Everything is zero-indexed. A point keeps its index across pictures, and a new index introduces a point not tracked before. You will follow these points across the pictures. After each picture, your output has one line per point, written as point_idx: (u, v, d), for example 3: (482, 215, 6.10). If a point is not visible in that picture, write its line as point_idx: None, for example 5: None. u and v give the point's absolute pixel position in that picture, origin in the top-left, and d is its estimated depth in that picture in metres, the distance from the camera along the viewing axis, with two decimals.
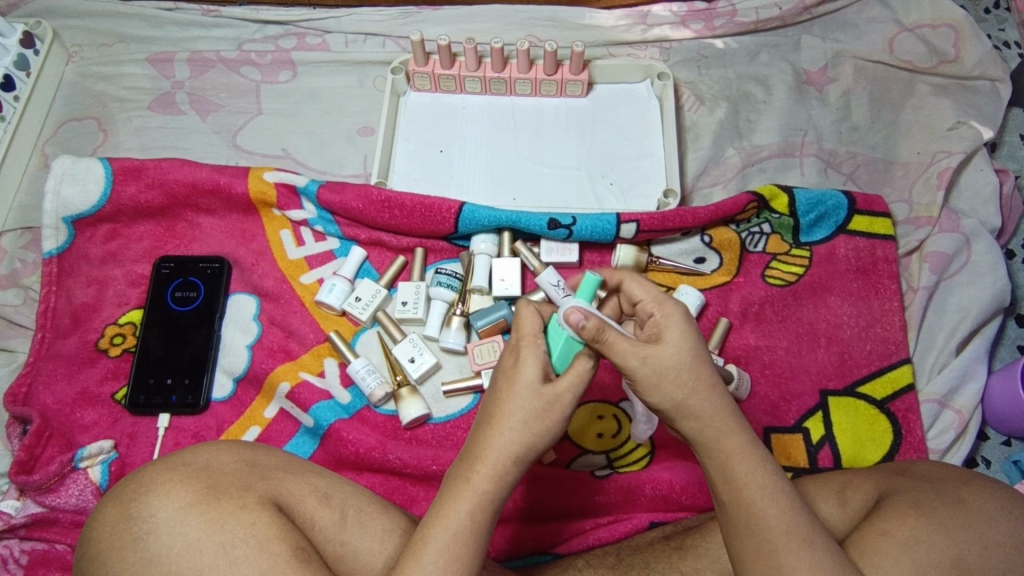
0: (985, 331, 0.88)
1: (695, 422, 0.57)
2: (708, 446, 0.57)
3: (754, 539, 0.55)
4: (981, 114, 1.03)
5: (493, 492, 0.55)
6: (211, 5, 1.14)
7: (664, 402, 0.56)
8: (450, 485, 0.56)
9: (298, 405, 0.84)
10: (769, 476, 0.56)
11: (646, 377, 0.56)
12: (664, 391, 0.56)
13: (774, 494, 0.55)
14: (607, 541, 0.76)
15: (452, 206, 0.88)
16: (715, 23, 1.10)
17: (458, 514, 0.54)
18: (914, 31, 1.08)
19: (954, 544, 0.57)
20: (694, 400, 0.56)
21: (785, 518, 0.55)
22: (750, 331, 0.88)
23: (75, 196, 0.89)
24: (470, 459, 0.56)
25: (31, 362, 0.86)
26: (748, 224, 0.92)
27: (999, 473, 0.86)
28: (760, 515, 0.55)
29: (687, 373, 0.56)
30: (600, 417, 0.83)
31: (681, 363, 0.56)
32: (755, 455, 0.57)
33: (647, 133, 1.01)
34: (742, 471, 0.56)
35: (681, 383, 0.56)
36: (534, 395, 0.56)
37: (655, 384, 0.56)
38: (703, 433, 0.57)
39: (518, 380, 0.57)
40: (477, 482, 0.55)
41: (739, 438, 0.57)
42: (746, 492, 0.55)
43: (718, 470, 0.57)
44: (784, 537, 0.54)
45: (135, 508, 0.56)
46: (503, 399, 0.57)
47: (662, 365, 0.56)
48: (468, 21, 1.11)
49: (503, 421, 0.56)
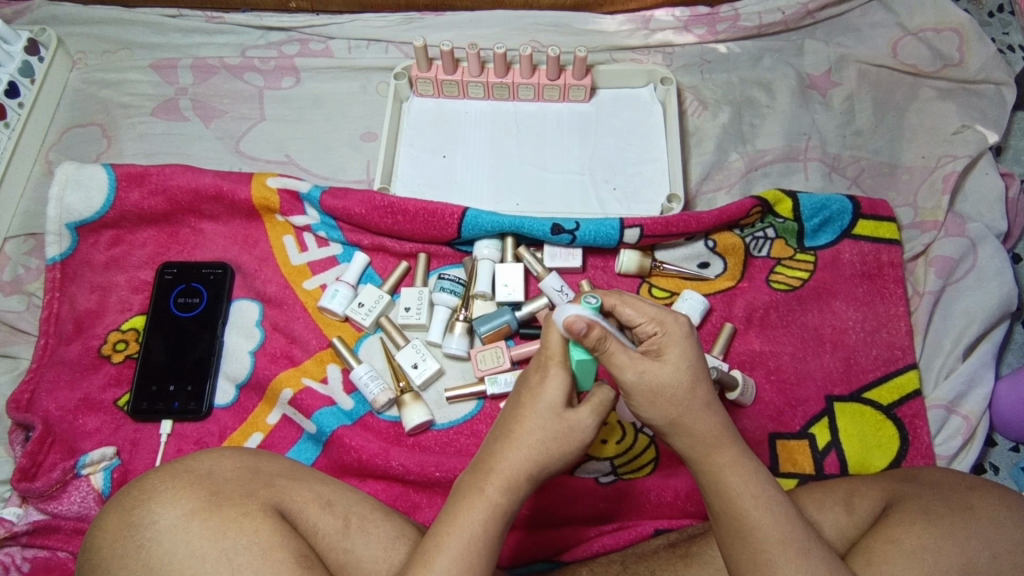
0: (993, 335, 0.87)
1: (688, 436, 0.57)
2: (701, 459, 0.57)
3: (748, 548, 0.55)
4: (986, 117, 1.02)
5: (505, 505, 0.55)
6: (214, 11, 1.14)
7: (657, 418, 0.57)
8: (461, 496, 0.56)
9: (301, 411, 0.83)
10: (761, 485, 0.56)
11: (642, 395, 0.56)
12: (659, 409, 0.56)
13: (767, 502, 0.55)
14: (612, 548, 0.75)
15: (455, 211, 0.88)
16: (718, 28, 1.10)
17: (470, 524, 0.54)
18: (918, 35, 1.08)
19: (962, 553, 0.57)
20: (690, 418, 0.56)
21: (778, 527, 0.55)
22: (754, 337, 0.87)
23: (79, 203, 0.90)
24: (483, 471, 0.56)
25: (34, 368, 0.86)
26: (752, 228, 0.92)
27: (1007, 480, 0.85)
28: (753, 525, 0.55)
29: (684, 392, 0.56)
30: (604, 423, 0.82)
31: (678, 383, 0.56)
32: (747, 467, 0.57)
33: (650, 139, 1.01)
34: (734, 482, 0.56)
35: (676, 402, 0.56)
36: (557, 414, 0.57)
37: (649, 402, 0.56)
38: (695, 448, 0.57)
39: (541, 396, 0.57)
40: (490, 493, 0.55)
41: (730, 449, 0.57)
42: (739, 503, 0.55)
43: (710, 481, 0.57)
44: (779, 548, 0.54)
45: (138, 516, 0.55)
46: (524, 414, 0.57)
47: (657, 384, 0.55)
48: (471, 26, 1.11)
49: (522, 437, 0.56)
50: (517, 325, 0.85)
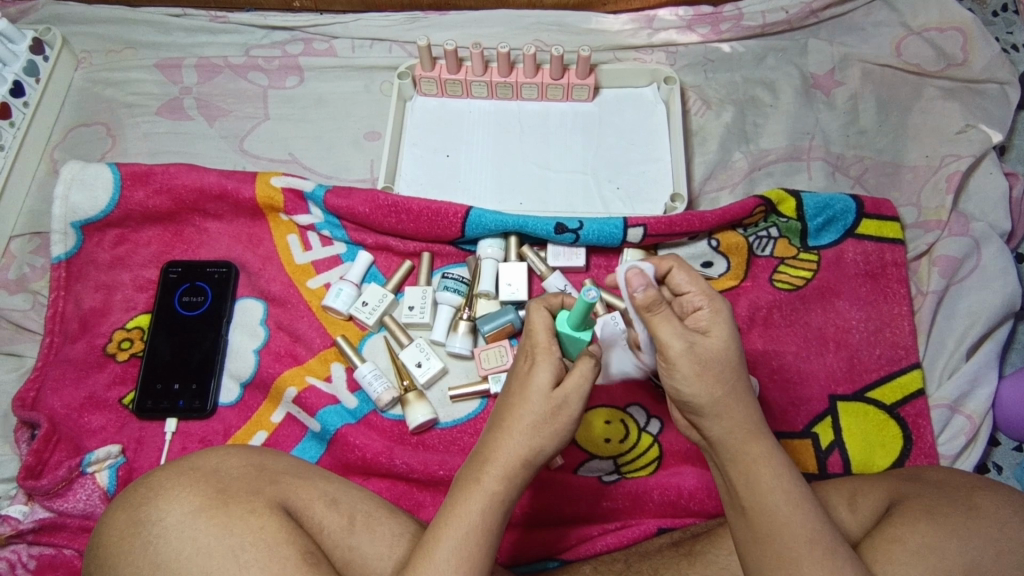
0: (996, 335, 0.87)
1: (725, 422, 0.56)
2: (734, 450, 0.56)
3: (774, 545, 0.54)
4: (989, 117, 1.02)
5: (503, 494, 0.55)
6: (218, 11, 1.14)
7: (700, 394, 0.56)
8: (460, 486, 0.56)
9: (305, 409, 0.84)
10: (792, 482, 0.55)
11: (690, 366, 0.55)
12: (705, 385, 0.55)
13: (797, 500, 0.55)
14: (615, 547, 0.75)
15: (459, 210, 0.88)
16: (721, 27, 1.10)
17: (470, 513, 0.54)
18: (922, 35, 1.08)
19: (966, 551, 0.57)
20: (729, 400, 0.56)
21: (808, 525, 0.54)
22: (758, 336, 0.86)
23: (84, 202, 0.90)
24: (480, 460, 0.56)
25: (40, 367, 0.86)
26: (755, 228, 0.92)
27: (1010, 479, 0.85)
28: (783, 522, 0.54)
29: (728, 369, 0.56)
30: (607, 422, 0.82)
31: (725, 358, 0.56)
32: (778, 462, 0.56)
33: (654, 138, 1.01)
34: (765, 477, 0.55)
35: (722, 379, 0.56)
36: (544, 399, 0.57)
37: (696, 376, 0.55)
38: (730, 437, 0.56)
39: (529, 383, 0.58)
40: (488, 482, 0.55)
41: (763, 443, 0.56)
42: (769, 498, 0.55)
43: (740, 474, 0.56)
44: (807, 546, 0.53)
45: (145, 513, 0.56)
46: (514, 403, 0.58)
47: (706, 358, 0.55)
48: (474, 26, 1.11)
49: (514, 425, 0.57)
50: (520, 324, 0.85)
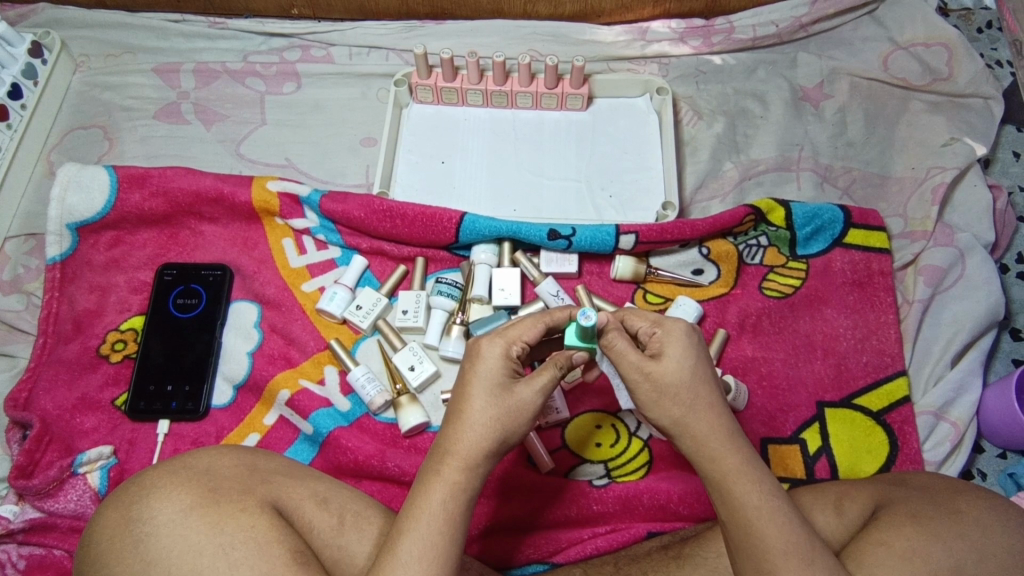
0: (980, 343, 0.89)
1: (690, 440, 0.57)
2: (704, 467, 0.57)
3: (753, 558, 0.55)
4: (974, 130, 1.04)
5: (464, 484, 0.56)
6: (217, 17, 1.16)
7: (663, 419, 0.58)
8: (422, 481, 0.57)
9: (298, 412, 0.84)
10: (767, 496, 0.56)
11: (648, 394, 0.58)
12: (665, 409, 0.58)
13: (772, 513, 0.55)
14: (605, 550, 0.76)
15: (454, 216, 0.89)
16: (713, 40, 1.12)
17: (430, 505, 0.55)
18: (908, 49, 1.10)
19: (952, 555, 0.58)
20: (693, 419, 0.57)
21: (784, 538, 0.54)
22: (747, 343, 0.88)
23: (80, 204, 0.90)
24: (440, 454, 0.57)
25: (32, 368, 0.87)
26: (745, 236, 0.93)
27: (995, 486, 0.86)
28: (757, 535, 0.54)
29: (687, 389, 0.57)
30: (598, 427, 0.84)
31: (681, 381, 0.57)
32: (752, 476, 0.56)
33: (645, 147, 1.02)
34: (739, 492, 0.56)
35: (680, 401, 0.57)
36: (502, 390, 0.58)
37: (656, 402, 0.58)
38: (699, 454, 0.57)
39: (483, 371, 0.59)
40: (448, 474, 0.56)
41: (734, 458, 0.56)
42: (744, 513, 0.55)
43: (716, 490, 0.57)
44: (784, 558, 0.54)
45: (136, 510, 0.56)
46: (470, 393, 0.58)
47: (662, 381, 0.57)
48: (471, 35, 1.12)
49: (473, 416, 0.57)
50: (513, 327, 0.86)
